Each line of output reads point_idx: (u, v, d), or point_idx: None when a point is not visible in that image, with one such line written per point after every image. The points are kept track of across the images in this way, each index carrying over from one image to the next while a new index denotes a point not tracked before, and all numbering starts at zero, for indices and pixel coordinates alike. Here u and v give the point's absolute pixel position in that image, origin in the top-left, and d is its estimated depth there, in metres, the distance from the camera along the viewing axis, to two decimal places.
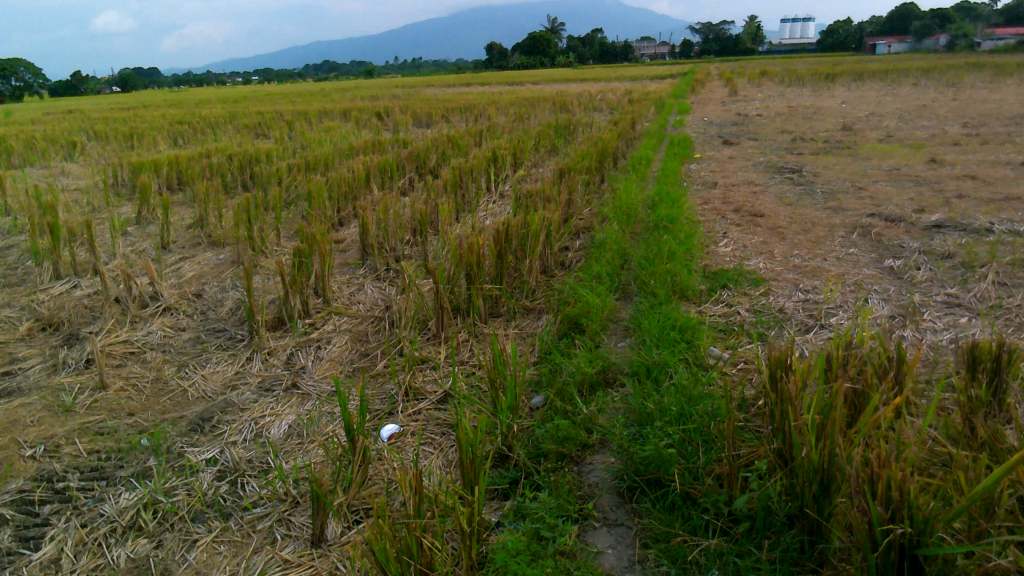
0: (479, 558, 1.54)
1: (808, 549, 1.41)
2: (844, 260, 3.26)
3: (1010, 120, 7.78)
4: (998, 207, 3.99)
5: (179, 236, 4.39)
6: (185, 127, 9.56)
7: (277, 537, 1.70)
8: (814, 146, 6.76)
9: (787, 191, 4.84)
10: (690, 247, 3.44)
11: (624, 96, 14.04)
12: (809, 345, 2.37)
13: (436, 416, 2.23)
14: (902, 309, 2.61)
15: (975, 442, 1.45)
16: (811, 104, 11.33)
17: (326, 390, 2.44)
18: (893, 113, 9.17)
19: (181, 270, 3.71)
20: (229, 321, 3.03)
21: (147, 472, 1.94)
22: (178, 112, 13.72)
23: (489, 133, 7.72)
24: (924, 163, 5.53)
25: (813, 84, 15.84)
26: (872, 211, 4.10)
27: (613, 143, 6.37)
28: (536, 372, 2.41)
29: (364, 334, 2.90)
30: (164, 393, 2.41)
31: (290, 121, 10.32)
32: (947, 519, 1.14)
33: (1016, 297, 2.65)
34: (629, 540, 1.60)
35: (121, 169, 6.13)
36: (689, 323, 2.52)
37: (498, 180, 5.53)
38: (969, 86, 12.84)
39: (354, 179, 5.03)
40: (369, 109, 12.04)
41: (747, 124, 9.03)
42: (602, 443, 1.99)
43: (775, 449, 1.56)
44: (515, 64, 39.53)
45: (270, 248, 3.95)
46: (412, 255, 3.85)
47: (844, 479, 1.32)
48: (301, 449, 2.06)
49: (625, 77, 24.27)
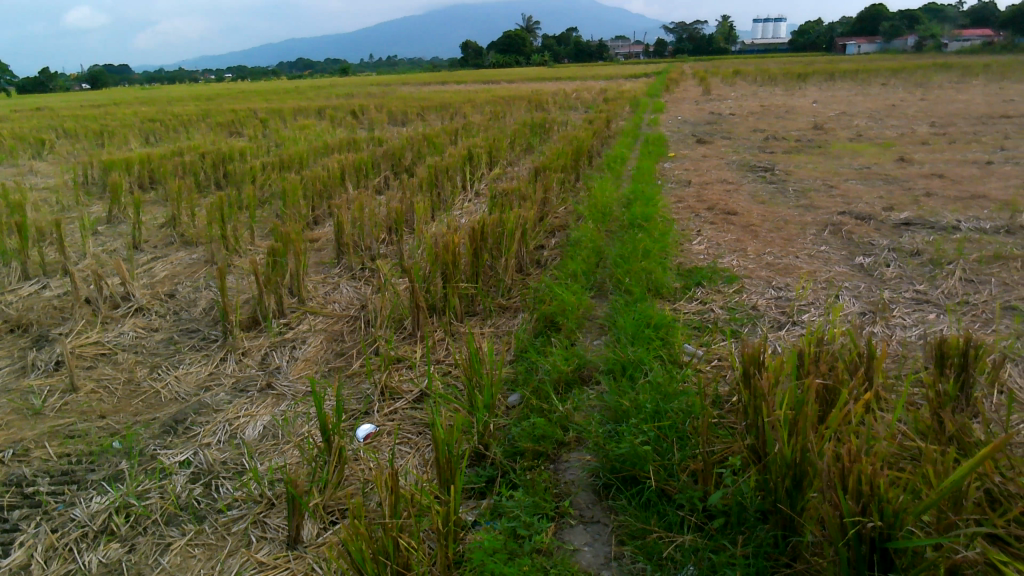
0: (456, 556, 1.54)
1: (782, 543, 1.41)
2: (816, 257, 3.30)
3: (976, 120, 7.95)
4: (964, 205, 4.07)
5: (151, 236, 4.34)
6: (156, 125, 9.40)
7: (251, 539, 1.68)
8: (787, 145, 6.85)
9: (759, 189, 4.89)
10: (665, 245, 3.46)
11: (599, 94, 14.16)
12: (781, 342, 2.40)
13: (412, 415, 2.23)
14: (872, 306, 2.66)
15: (942, 435, 1.46)
16: (783, 103, 11.47)
17: (301, 390, 2.42)
18: (863, 113, 9.33)
19: (153, 270, 3.66)
20: (202, 321, 2.99)
21: (119, 475, 1.92)
22: (149, 109, 13.50)
23: (465, 131, 7.69)
24: (893, 162, 5.61)
25: (785, 83, 16.13)
26: (843, 209, 4.16)
27: (588, 141, 6.38)
28: (512, 371, 2.40)
29: (339, 334, 2.88)
30: (136, 395, 2.37)
31: (263, 120, 10.20)
32: (916, 512, 1.15)
33: (982, 293, 2.71)
34: (605, 537, 1.61)
35: (90, 168, 6.03)
36: (664, 320, 2.54)
37: (474, 177, 5.52)
38: (936, 87, 13.11)
39: (329, 178, 4.99)
40: (342, 108, 11.94)
41: (721, 122, 9.12)
42: (578, 440, 1.99)
43: (748, 445, 1.57)
44: (492, 63, 39.58)
45: (243, 248, 3.91)
46: (388, 255, 3.84)
47: (816, 474, 1.33)
48: (276, 450, 2.05)
49: (600, 76, 24.34)
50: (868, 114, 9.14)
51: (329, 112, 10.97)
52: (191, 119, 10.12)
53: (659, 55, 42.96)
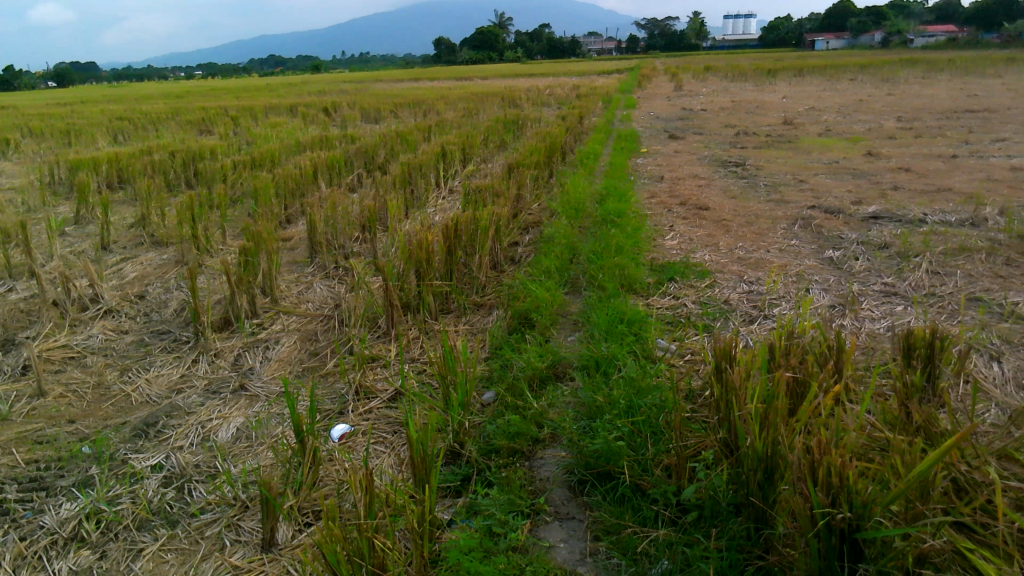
0: (432, 556, 1.53)
1: (754, 536, 1.41)
2: (786, 251, 3.34)
3: (941, 114, 8.09)
4: (930, 199, 4.14)
5: (120, 237, 4.26)
6: (124, 124, 9.24)
7: (225, 542, 1.66)
8: (758, 140, 6.91)
9: (731, 184, 4.93)
10: (638, 241, 3.47)
11: (572, 90, 14.19)
12: (753, 335, 2.42)
13: (387, 414, 2.21)
14: (842, 299, 2.69)
15: (910, 426, 1.48)
16: (754, 99, 11.59)
17: (274, 391, 2.39)
18: (832, 107, 9.46)
19: (123, 271, 3.59)
20: (174, 322, 2.94)
21: (89, 480, 1.88)
22: (117, 108, 13.25)
23: (439, 128, 7.65)
24: (861, 156, 5.69)
25: (755, 79, 16.31)
26: (812, 203, 4.20)
27: (561, 138, 6.39)
28: (487, 369, 2.39)
29: (313, 333, 2.86)
30: (107, 398, 2.33)
31: (234, 117, 10.06)
32: (884, 502, 1.17)
33: (948, 285, 2.75)
34: (581, 533, 1.61)
35: (57, 168, 5.90)
36: (637, 316, 2.55)
37: (448, 174, 5.50)
38: (902, 82, 13.34)
39: (302, 176, 4.95)
40: (314, 105, 11.83)
41: (693, 118, 9.19)
42: (553, 436, 1.99)
43: (721, 439, 1.58)
44: (465, 59, 39.46)
45: (215, 248, 3.85)
46: (361, 253, 3.81)
47: (787, 467, 1.34)
48: (249, 452, 2.02)
49: (572, 72, 24.37)
50: (837, 109, 9.26)
51: (301, 110, 10.87)
52: (160, 118, 9.95)
53: (632, 51, 43.16)
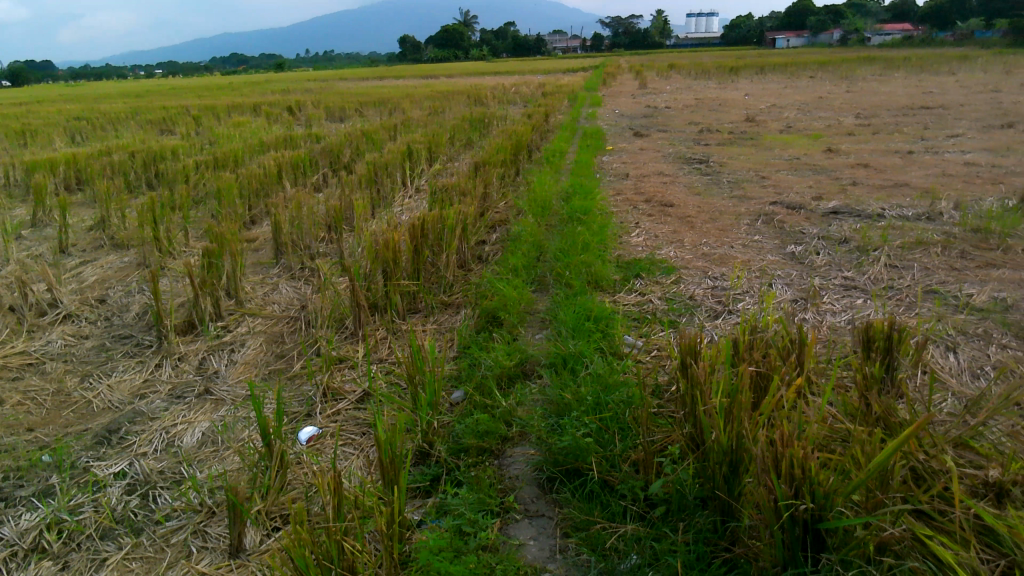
0: (402, 557, 1.52)
1: (721, 528, 1.43)
2: (750, 247, 3.38)
3: (898, 111, 8.27)
4: (887, 194, 4.23)
5: (78, 239, 4.16)
6: (81, 124, 9.01)
7: (192, 550, 1.63)
8: (721, 137, 6.99)
9: (695, 181, 4.98)
10: (604, 238, 3.49)
11: (538, 88, 14.20)
12: (718, 330, 2.44)
13: (355, 415, 2.19)
14: (804, 293, 2.73)
15: (870, 417, 1.51)
16: (717, 96, 11.71)
17: (240, 394, 2.35)
18: (793, 105, 9.61)
19: (82, 275, 3.51)
20: (136, 326, 2.88)
21: (49, 490, 1.83)
22: (72, 107, 12.90)
23: (405, 127, 7.61)
24: (821, 152, 5.79)
25: (718, 77, 16.49)
26: (775, 199, 4.27)
27: (527, 136, 6.40)
28: (455, 368, 2.38)
29: (279, 335, 2.82)
30: (67, 405, 2.27)
31: (195, 116, 9.88)
32: (846, 492, 1.20)
33: (906, 278, 2.82)
34: (550, 530, 1.61)
35: (11, 169, 5.74)
36: (604, 313, 2.56)
37: (414, 173, 5.47)
38: (860, 79, 13.59)
39: (265, 176, 4.88)
40: (278, 104, 11.67)
41: (657, 116, 9.26)
42: (522, 435, 1.99)
43: (687, 434, 1.60)
44: (431, 57, 39.27)
45: (177, 249, 3.78)
46: (327, 253, 3.77)
47: (751, 460, 1.36)
48: (215, 457, 1.98)
49: (538, 70, 24.39)
50: (798, 106, 9.42)
51: (265, 108, 10.71)
52: (119, 118, 9.74)
53: (597, 49, 43.35)
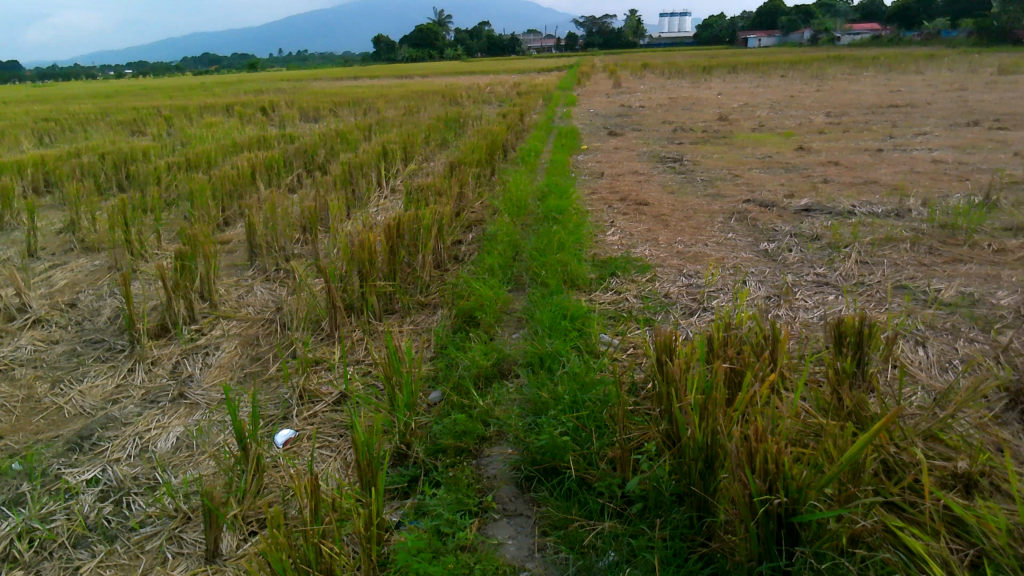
0: (380, 559, 1.51)
1: (697, 524, 1.44)
2: (723, 245, 3.41)
3: (868, 109, 8.39)
4: (857, 191, 4.29)
5: (47, 243, 4.08)
6: (49, 125, 8.85)
7: (167, 556, 1.61)
8: (695, 135, 7.05)
9: (669, 180, 5.02)
10: (580, 237, 3.50)
11: (513, 87, 14.21)
12: (693, 328, 2.47)
13: (332, 417, 2.18)
14: (777, 290, 2.76)
15: (842, 411, 1.53)
16: (691, 95, 11.80)
17: (215, 398, 2.33)
18: (765, 103, 9.71)
19: (51, 279, 3.45)
20: (108, 331, 2.84)
21: (20, 499, 1.80)
22: (39, 107, 12.66)
23: (380, 127, 7.57)
24: (793, 151, 5.86)
25: (691, 76, 16.61)
26: (748, 197, 4.31)
27: (503, 135, 6.40)
28: (432, 369, 2.38)
29: (254, 338, 2.79)
30: (37, 412, 2.23)
31: (166, 117, 9.75)
32: (818, 486, 1.22)
33: (876, 274, 2.86)
34: (528, 529, 1.61)
35: None
36: (580, 311, 2.57)
37: (389, 173, 5.44)
38: (830, 78, 13.77)
39: (239, 177, 4.83)
40: (251, 104, 11.56)
41: (632, 115, 9.31)
42: (499, 434, 1.99)
43: (662, 431, 1.61)
44: (406, 57, 39.10)
45: (149, 252, 3.73)
46: (302, 255, 3.74)
47: (726, 455, 1.37)
48: (190, 461, 1.96)
49: (513, 70, 24.38)
50: (770, 105, 9.52)
51: (238, 109, 10.60)
52: (89, 118, 9.58)
53: (572, 49, 43.46)
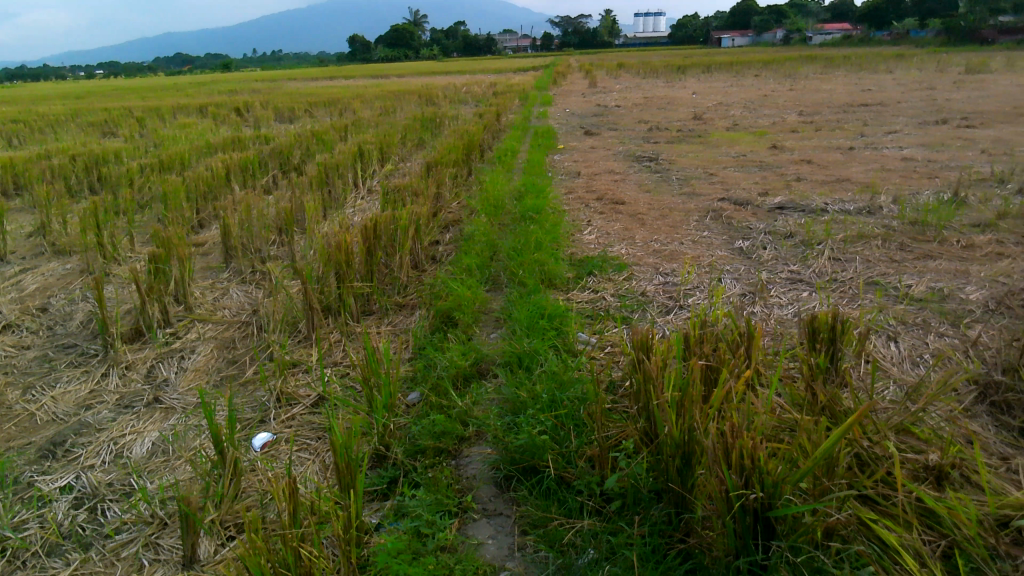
0: (360, 561, 1.50)
1: (675, 520, 1.45)
2: (699, 243, 3.44)
3: (839, 108, 8.50)
4: (830, 189, 4.34)
5: (17, 246, 4.01)
6: (17, 126, 8.69)
7: (143, 563, 1.59)
8: (670, 135, 7.10)
9: (645, 179, 5.05)
10: (557, 236, 3.51)
11: (489, 87, 14.20)
12: (670, 326, 2.48)
13: (310, 420, 2.17)
14: (752, 287, 2.79)
15: (816, 406, 1.55)
16: (666, 95, 11.87)
17: (191, 402, 2.30)
18: (739, 102, 9.81)
19: (22, 283, 3.39)
20: (80, 335, 2.79)
21: None
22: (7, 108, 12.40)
23: (356, 127, 7.53)
24: (767, 149, 5.92)
25: (666, 75, 16.72)
26: (723, 195, 4.35)
27: (479, 135, 6.39)
28: (410, 369, 2.37)
29: (231, 340, 2.76)
30: (8, 419, 2.19)
31: (138, 118, 9.61)
32: (793, 480, 1.23)
33: (848, 271, 2.90)
34: (508, 529, 1.62)
35: None
36: (558, 310, 2.58)
37: (366, 174, 5.42)
38: (802, 78, 13.94)
39: (213, 179, 4.78)
40: (225, 104, 11.44)
41: (608, 114, 9.35)
42: (478, 434, 1.99)
43: (640, 429, 1.62)
44: (381, 57, 38.92)
45: (122, 255, 3.68)
46: (278, 256, 3.71)
47: (703, 452, 1.38)
48: (166, 466, 1.94)
49: (489, 69, 24.38)
50: (744, 104, 9.61)
51: (212, 110, 10.49)
52: (58, 120, 9.42)
53: (547, 49, 43.53)
